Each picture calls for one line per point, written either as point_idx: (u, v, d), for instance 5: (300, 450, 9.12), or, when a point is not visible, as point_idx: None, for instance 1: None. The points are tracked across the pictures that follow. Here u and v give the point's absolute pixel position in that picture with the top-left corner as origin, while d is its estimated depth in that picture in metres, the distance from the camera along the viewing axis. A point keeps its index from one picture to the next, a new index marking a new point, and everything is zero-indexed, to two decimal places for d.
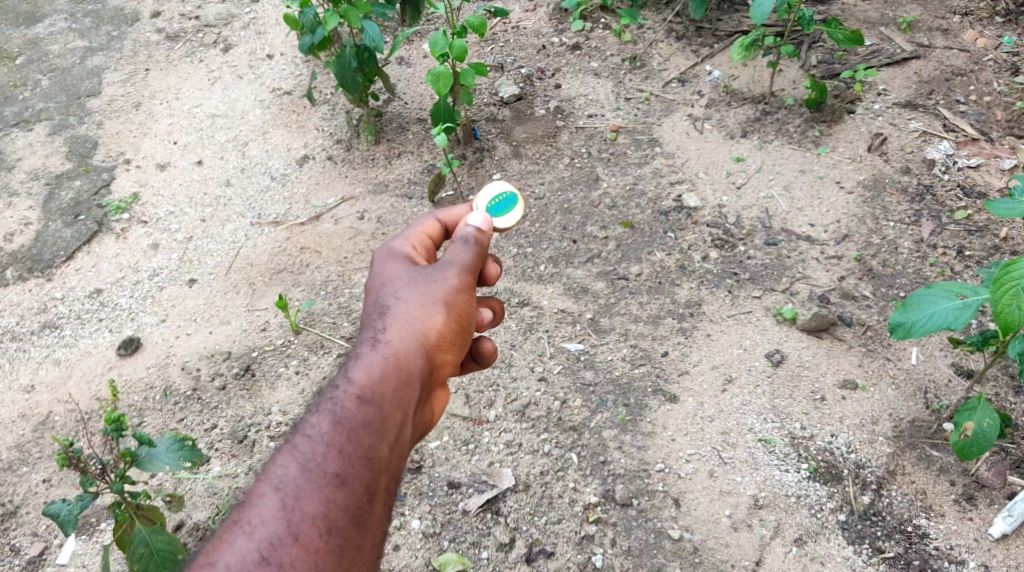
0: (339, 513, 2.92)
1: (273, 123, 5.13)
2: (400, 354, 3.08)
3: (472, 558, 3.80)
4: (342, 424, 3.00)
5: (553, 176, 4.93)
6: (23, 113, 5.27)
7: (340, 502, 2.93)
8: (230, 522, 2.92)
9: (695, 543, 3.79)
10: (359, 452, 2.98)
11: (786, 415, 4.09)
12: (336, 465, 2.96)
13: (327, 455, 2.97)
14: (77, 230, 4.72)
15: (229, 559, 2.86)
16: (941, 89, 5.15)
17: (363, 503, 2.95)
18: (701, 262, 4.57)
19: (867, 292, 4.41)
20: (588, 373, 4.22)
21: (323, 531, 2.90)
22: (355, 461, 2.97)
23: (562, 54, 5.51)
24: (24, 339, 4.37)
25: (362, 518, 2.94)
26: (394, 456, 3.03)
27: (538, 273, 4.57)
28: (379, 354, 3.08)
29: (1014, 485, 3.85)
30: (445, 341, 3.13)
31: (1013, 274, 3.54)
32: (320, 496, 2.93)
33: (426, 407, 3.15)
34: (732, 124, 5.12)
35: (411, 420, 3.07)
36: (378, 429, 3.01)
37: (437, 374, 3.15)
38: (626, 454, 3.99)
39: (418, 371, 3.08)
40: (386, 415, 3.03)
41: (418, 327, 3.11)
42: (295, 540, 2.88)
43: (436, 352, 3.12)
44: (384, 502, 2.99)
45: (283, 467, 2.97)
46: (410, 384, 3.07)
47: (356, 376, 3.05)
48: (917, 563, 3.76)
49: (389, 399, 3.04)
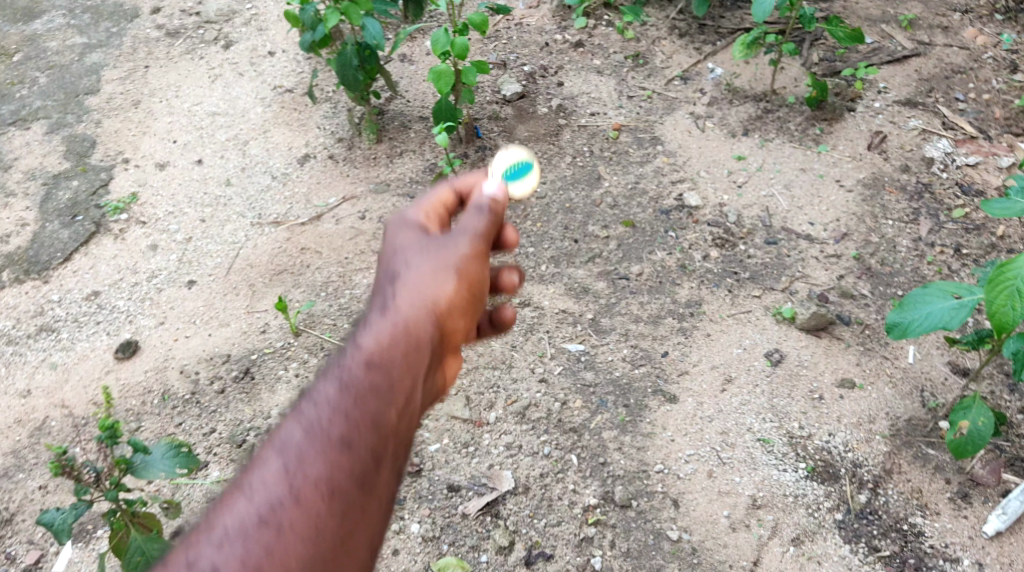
0: (343, 482, 2.77)
1: (274, 121, 5.07)
2: (412, 317, 2.92)
3: (472, 561, 3.74)
4: (350, 387, 2.84)
5: (555, 175, 4.88)
6: (21, 112, 5.19)
7: (344, 469, 2.77)
8: (231, 483, 2.77)
9: (694, 544, 3.75)
10: (366, 418, 2.82)
11: (784, 415, 4.05)
12: (341, 431, 2.80)
13: (334, 419, 2.81)
14: (75, 231, 4.65)
15: (227, 521, 2.71)
16: (941, 87, 5.13)
17: (367, 471, 2.80)
18: (701, 261, 4.54)
19: (865, 291, 4.38)
20: (588, 373, 4.17)
21: (325, 498, 2.74)
22: (362, 426, 2.81)
23: (565, 51, 5.44)
24: (20, 343, 4.31)
25: (365, 486, 2.79)
26: (404, 425, 2.88)
27: (539, 273, 4.52)
28: (391, 316, 2.92)
29: (1008, 482, 3.85)
30: (459, 305, 2.97)
31: (1007, 275, 3.49)
32: (323, 462, 2.77)
33: (437, 374, 3.00)
34: (733, 122, 5.08)
35: (421, 386, 2.91)
36: (387, 394, 2.85)
37: (450, 339, 2.99)
38: (626, 455, 3.95)
39: (430, 336, 2.92)
40: (396, 381, 2.87)
41: (433, 290, 2.94)
42: (295, 505, 2.73)
43: (449, 317, 2.95)
44: (389, 471, 2.84)
45: (288, 431, 2.80)
46: (420, 350, 2.90)
47: (365, 339, 2.89)
48: (912, 562, 3.73)
49: (399, 364, 2.87)
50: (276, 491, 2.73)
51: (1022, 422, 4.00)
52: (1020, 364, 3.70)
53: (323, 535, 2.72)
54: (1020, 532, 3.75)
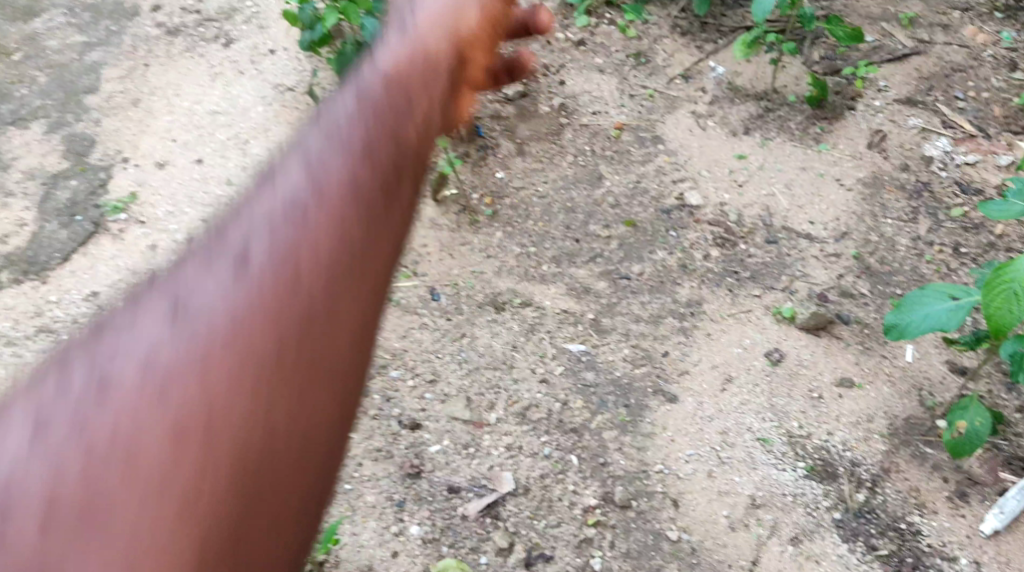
0: (319, 271, 2.09)
1: (276, 120, 5.07)
2: (428, 36, 2.27)
3: (472, 563, 3.64)
4: (353, 109, 2.19)
5: (557, 174, 4.85)
6: (20, 112, 5.11)
7: (345, 208, 2.13)
8: (201, 243, 2.11)
9: (694, 544, 3.71)
10: (371, 144, 2.17)
11: (784, 414, 4.04)
12: (317, 202, 2.12)
13: (333, 145, 2.16)
14: (73, 232, 4.62)
15: (196, 282, 2.05)
16: (941, 85, 5.14)
17: (372, 207, 2.16)
18: (702, 261, 4.52)
19: (865, 290, 4.38)
20: (589, 373, 4.14)
21: (323, 244, 2.10)
22: (366, 156, 2.17)
23: (567, 49, 5.39)
24: (18, 344, 4.22)
25: (371, 227, 2.16)
26: (398, 213, 2.22)
27: (540, 273, 4.48)
28: (400, 32, 2.27)
29: (1005, 480, 3.91)
30: (481, 32, 2.33)
31: (1004, 277, 3.47)
32: (319, 194, 2.12)
33: (454, 106, 2.34)
34: (734, 121, 5.06)
35: (438, 112, 2.28)
36: (397, 116, 2.21)
37: (471, 65, 2.35)
38: (626, 456, 3.92)
39: (447, 59, 2.29)
40: (410, 100, 2.23)
41: (449, 3, 2.29)
42: (284, 257, 2.07)
43: (465, 77, 2.35)
44: (401, 213, 2.22)
45: (276, 169, 2.16)
46: (436, 80, 2.27)
47: (369, 65, 2.23)
48: (909, 561, 3.69)
49: (413, 84, 2.23)
50: (225, 275, 2.05)
51: (1020, 422, 4.07)
52: (1017, 366, 3.69)
53: (322, 290, 2.09)
54: (1017, 530, 3.77)
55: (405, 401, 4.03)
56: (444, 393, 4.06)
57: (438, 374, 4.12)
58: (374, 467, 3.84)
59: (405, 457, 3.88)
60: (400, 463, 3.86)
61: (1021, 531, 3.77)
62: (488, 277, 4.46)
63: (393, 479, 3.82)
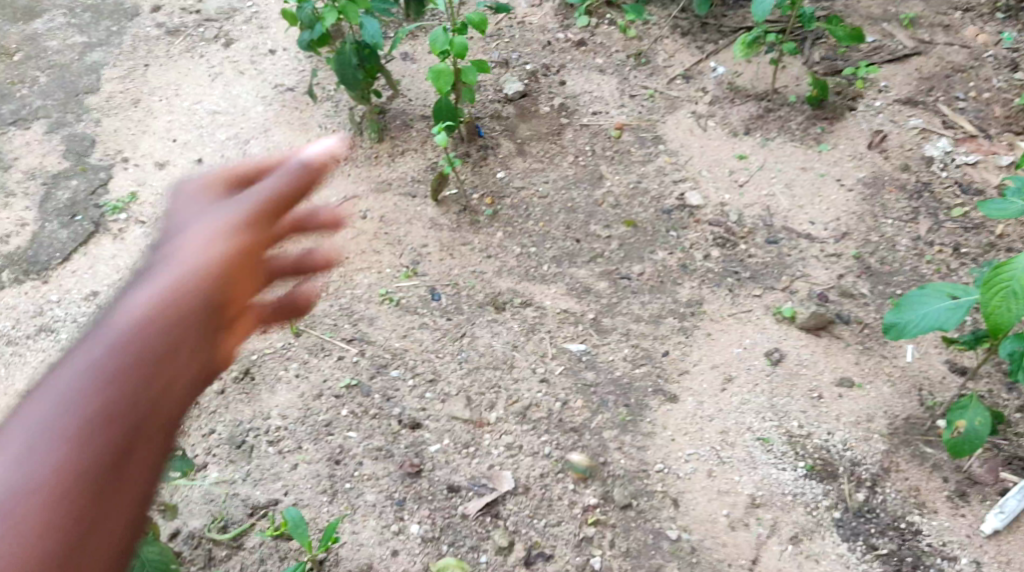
0: (50, 480, 2.13)
1: (277, 119, 5.06)
2: (171, 291, 2.26)
3: (471, 562, 3.66)
4: (96, 365, 2.20)
5: (558, 174, 4.85)
6: (21, 112, 5.15)
7: (85, 461, 2.15)
8: None
9: (693, 544, 3.72)
10: (108, 406, 2.17)
11: (784, 414, 4.04)
12: (74, 421, 2.16)
13: (79, 398, 2.17)
14: (73, 231, 4.63)
15: None
16: (941, 86, 5.11)
17: (113, 462, 2.16)
18: (702, 261, 4.52)
19: (865, 290, 4.37)
20: (589, 373, 4.15)
21: (71, 486, 2.13)
22: (114, 410, 2.18)
23: (567, 49, 5.42)
24: (19, 344, 4.30)
25: (116, 477, 2.17)
26: (156, 435, 2.21)
27: (540, 273, 4.49)
28: (157, 282, 2.28)
29: (1006, 480, 3.84)
30: (234, 268, 2.31)
31: (1003, 276, 3.47)
32: (64, 440, 2.15)
33: (222, 339, 2.29)
34: (735, 122, 5.07)
35: (194, 370, 2.25)
36: (139, 379, 2.20)
37: (231, 313, 2.30)
38: (626, 455, 3.92)
39: (194, 310, 2.26)
40: (157, 362, 2.22)
41: (208, 249, 2.30)
42: (17, 491, 2.12)
43: (228, 319, 2.30)
44: (152, 450, 2.21)
45: (67, 365, 2.21)
46: (182, 343, 2.24)
47: (127, 302, 2.25)
48: (909, 561, 3.69)
49: (156, 352, 2.22)
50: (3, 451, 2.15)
51: (1020, 421, 3.98)
52: (1017, 364, 3.68)
53: (54, 532, 2.11)
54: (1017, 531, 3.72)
55: (406, 399, 4.04)
56: (444, 392, 4.06)
57: (438, 373, 4.12)
58: (374, 467, 3.85)
59: (406, 456, 3.88)
60: (400, 462, 3.86)
61: (1022, 531, 3.73)
62: (489, 278, 4.48)
63: (393, 478, 3.82)
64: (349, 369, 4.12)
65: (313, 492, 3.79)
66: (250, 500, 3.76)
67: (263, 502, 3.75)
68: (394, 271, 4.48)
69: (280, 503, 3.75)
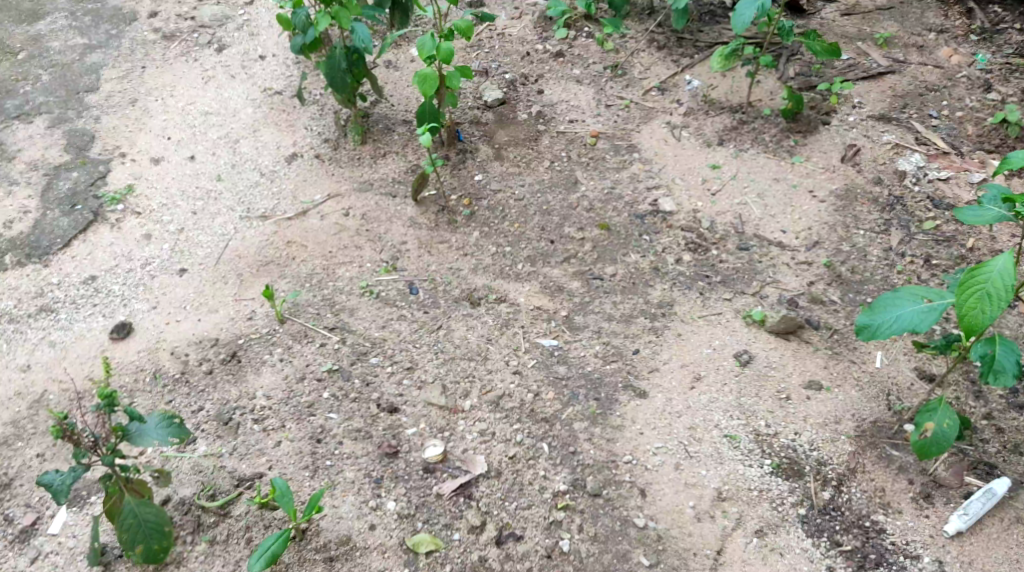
0: None
1: (265, 121, 5.32)
2: None
3: (444, 539, 3.86)
4: None
5: (534, 178, 5.09)
6: (24, 106, 5.32)
7: None
8: None
9: (660, 532, 3.90)
10: None
11: (751, 413, 4.22)
12: None
13: None
14: (74, 219, 4.84)
15: None
16: (915, 104, 5.31)
17: None
18: (674, 264, 4.75)
19: (835, 297, 4.57)
20: (561, 368, 4.36)
21: None
22: None
23: (546, 61, 5.65)
24: (22, 322, 4.48)
25: None
26: None
27: (515, 271, 4.72)
28: None
29: (970, 484, 4.01)
30: None
31: (978, 278, 3.63)
32: None
33: None
34: (709, 132, 5.28)
35: None
36: None
37: None
38: (595, 446, 4.12)
39: None
40: None
41: None
42: None
43: None
44: None
45: None
46: None
47: None
48: (873, 557, 3.87)
49: None
50: None
51: (983, 427, 4.16)
52: (986, 367, 3.83)
53: None
54: (978, 531, 3.91)
55: (384, 385, 4.25)
56: (421, 379, 4.27)
57: (416, 361, 4.33)
58: (354, 446, 4.05)
59: (383, 438, 4.09)
60: (378, 442, 4.07)
61: (981, 532, 3.91)
62: (465, 274, 4.70)
63: (372, 458, 4.03)
64: (330, 355, 4.33)
65: (295, 467, 3.97)
66: (236, 474, 3.94)
67: (249, 475, 3.93)
68: (374, 267, 4.70)
69: (265, 476, 3.94)
